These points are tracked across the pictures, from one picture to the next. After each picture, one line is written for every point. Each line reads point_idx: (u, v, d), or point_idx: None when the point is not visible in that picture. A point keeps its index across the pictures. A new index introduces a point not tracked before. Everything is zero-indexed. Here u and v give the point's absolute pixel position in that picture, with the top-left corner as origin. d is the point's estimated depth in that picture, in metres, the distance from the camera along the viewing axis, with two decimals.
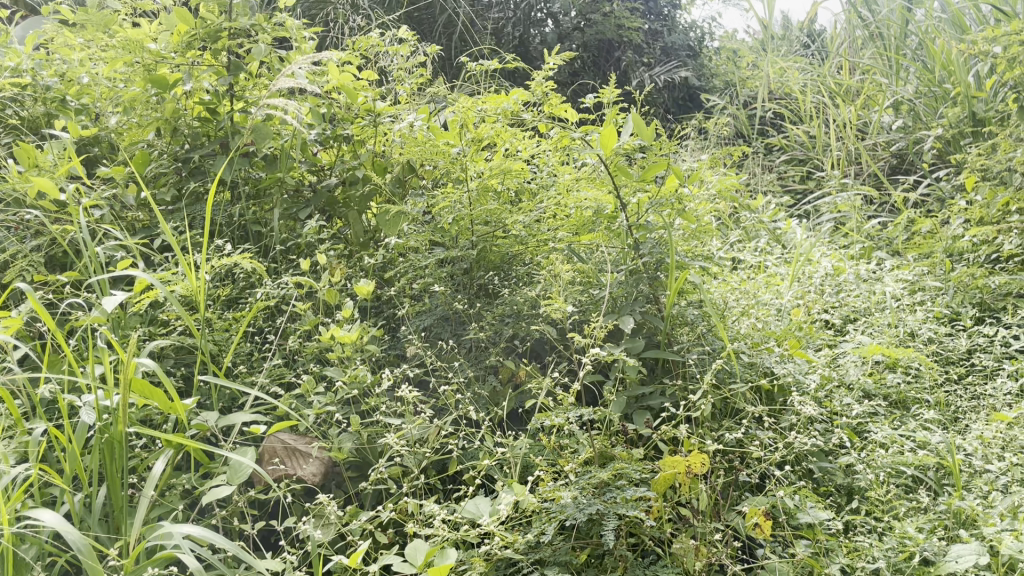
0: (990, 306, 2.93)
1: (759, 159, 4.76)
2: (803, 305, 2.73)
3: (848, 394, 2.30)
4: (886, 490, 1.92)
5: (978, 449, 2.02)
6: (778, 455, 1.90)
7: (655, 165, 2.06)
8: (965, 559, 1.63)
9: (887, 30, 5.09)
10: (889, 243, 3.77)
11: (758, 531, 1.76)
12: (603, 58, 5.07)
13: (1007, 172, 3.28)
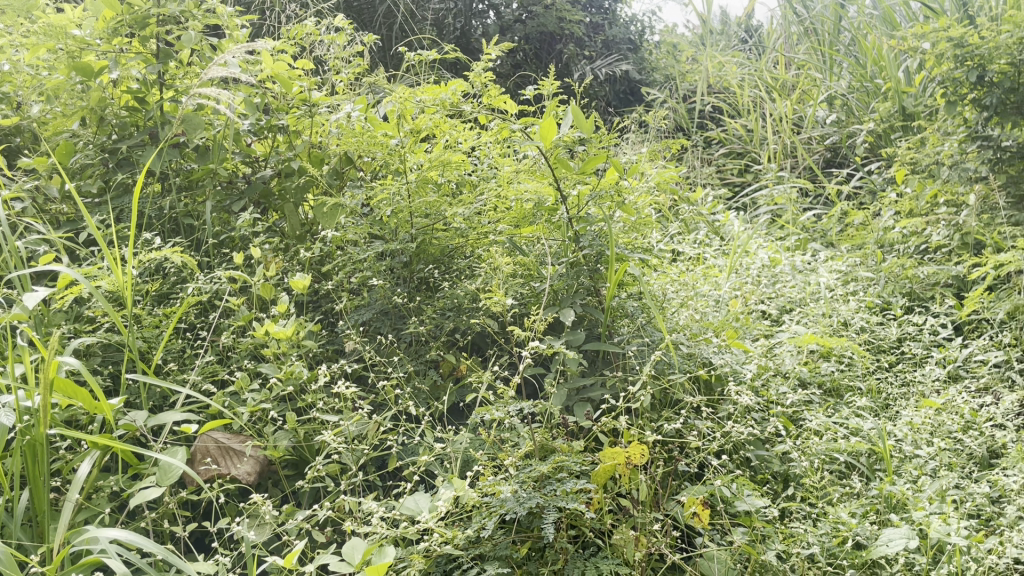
0: (919, 296, 3.01)
1: (698, 152, 4.81)
2: (740, 296, 2.76)
3: (783, 383, 2.34)
4: (821, 477, 1.96)
5: (908, 435, 2.07)
6: (717, 445, 1.92)
7: (595, 157, 2.03)
8: (895, 543, 1.66)
9: (821, 25, 5.19)
10: (824, 235, 3.85)
11: (697, 520, 1.77)
12: (546, 51, 5.07)
13: (935, 165, 3.31)
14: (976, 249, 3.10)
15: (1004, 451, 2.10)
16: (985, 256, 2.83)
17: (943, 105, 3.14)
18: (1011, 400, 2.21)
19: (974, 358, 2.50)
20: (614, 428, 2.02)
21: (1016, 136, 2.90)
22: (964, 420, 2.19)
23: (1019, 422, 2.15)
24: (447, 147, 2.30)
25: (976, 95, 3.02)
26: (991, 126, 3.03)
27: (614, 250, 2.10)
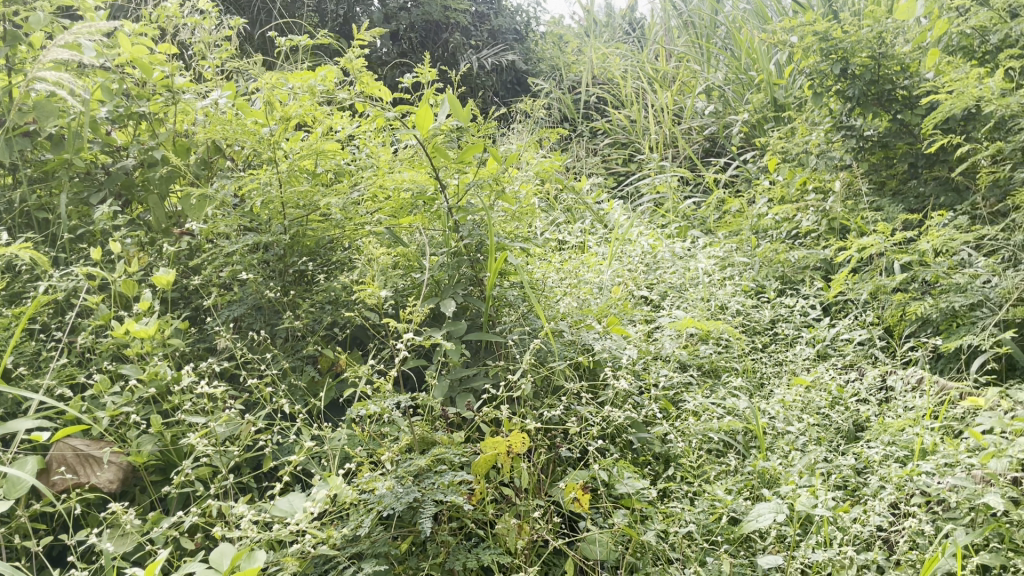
0: (790, 279, 3.12)
1: (583, 142, 4.86)
2: (622, 284, 2.80)
3: (663, 366, 2.39)
4: (697, 455, 2.00)
5: (780, 412, 2.14)
6: (597, 430, 1.93)
7: (473, 146, 1.99)
8: (764, 518, 1.69)
9: (697, 18, 5.34)
10: (703, 223, 3.95)
11: (577, 505, 1.80)
12: (431, 39, 5.03)
13: (803, 154, 3.52)
14: (842, 233, 3.24)
15: (867, 424, 2.20)
16: (849, 239, 2.96)
17: (810, 96, 3.25)
18: (872, 376, 2.32)
19: (841, 337, 2.60)
20: (497, 418, 2.00)
21: (877, 126, 3.08)
22: (832, 396, 2.29)
23: (881, 396, 2.26)
24: (321, 135, 2.21)
25: (840, 88, 3.14)
26: (854, 116, 3.18)
27: (494, 240, 2.07)
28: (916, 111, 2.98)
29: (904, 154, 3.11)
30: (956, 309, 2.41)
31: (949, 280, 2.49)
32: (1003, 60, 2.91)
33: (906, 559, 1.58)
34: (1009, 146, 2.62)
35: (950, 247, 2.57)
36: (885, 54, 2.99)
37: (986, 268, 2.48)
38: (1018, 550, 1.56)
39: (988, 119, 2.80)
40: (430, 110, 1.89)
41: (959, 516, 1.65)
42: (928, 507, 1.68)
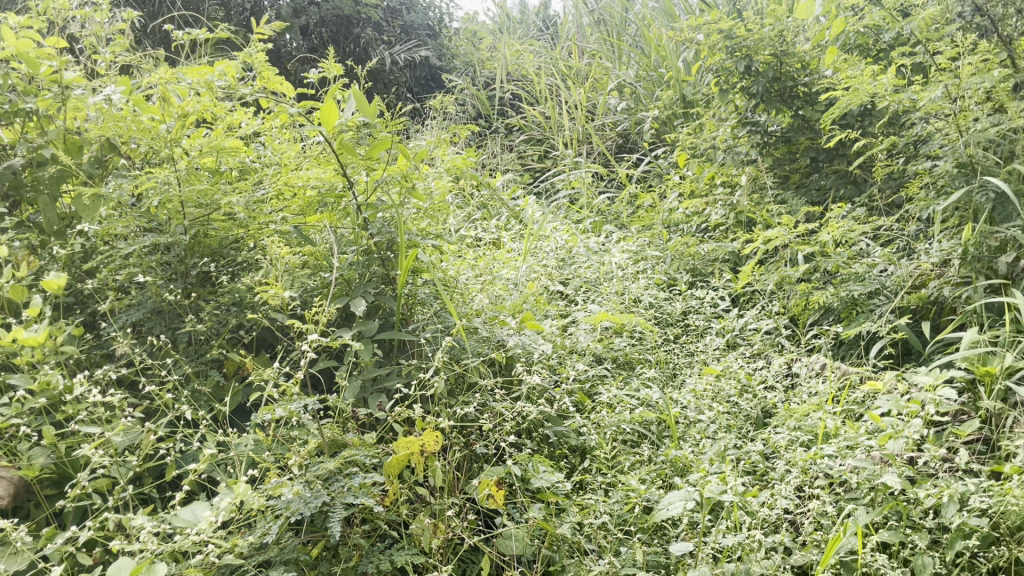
0: (701, 272, 3.19)
1: (498, 138, 4.87)
2: (536, 279, 2.81)
3: (578, 360, 2.41)
4: (610, 446, 2.02)
5: (691, 402, 2.18)
6: (511, 424, 1.93)
7: (381, 142, 1.93)
8: (674, 505, 1.69)
9: (608, 16, 5.32)
10: (617, 218, 4.00)
11: (492, 500, 1.79)
12: (342, 35, 4.99)
13: (711, 149, 3.61)
14: (749, 226, 3.33)
15: (773, 410, 2.25)
16: (756, 232, 3.04)
17: (717, 92, 3.34)
18: (779, 363, 2.38)
19: (748, 327, 2.66)
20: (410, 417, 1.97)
21: (780, 122, 3.15)
22: (741, 383, 2.34)
23: (787, 383, 2.32)
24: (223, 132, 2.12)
25: (745, 85, 3.22)
26: (758, 112, 3.26)
27: (405, 238, 2.03)
28: (816, 107, 3.08)
29: (806, 148, 3.19)
30: (855, 297, 2.50)
31: (848, 270, 2.58)
32: (896, 57, 3.04)
33: (812, 540, 1.63)
34: (903, 140, 2.73)
35: (849, 238, 2.66)
36: (786, 52, 3.09)
37: (883, 257, 2.58)
38: (915, 526, 1.62)
39: (882, 114, 2.92)
40: (335, 106, 1.83)
41: (860, 496, 1.71)
42: (831, 488, 1.74)
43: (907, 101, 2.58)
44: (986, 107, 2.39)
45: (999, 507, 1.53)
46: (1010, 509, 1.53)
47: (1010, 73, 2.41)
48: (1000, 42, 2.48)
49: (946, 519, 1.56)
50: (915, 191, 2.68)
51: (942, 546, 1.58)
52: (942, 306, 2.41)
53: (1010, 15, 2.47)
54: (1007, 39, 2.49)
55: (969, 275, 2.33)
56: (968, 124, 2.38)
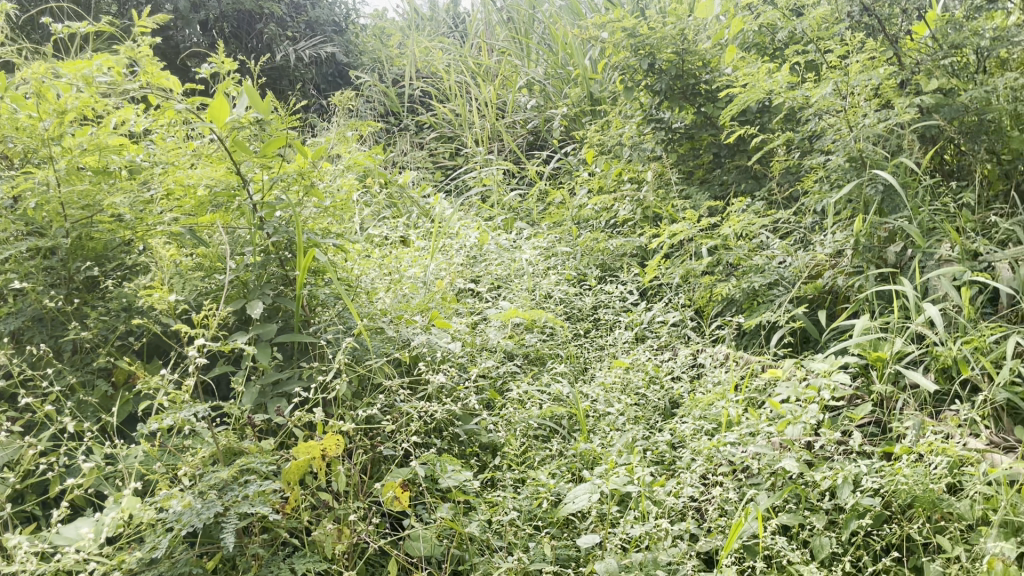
0: (610, 267, 3.22)
1: (408, 136, 4.81)
2: (445, 277, 2.76)
3: (489, 357, 2.39)
4: (518, 443, 2.00)
5: (601, 395, 2.19)
6: (416, 424, 1.89)
7: (275, 140, 1.84)
8: (580, 499, 1.70)
9: (516, 13, 5.31)
10: (529, 215, 4.00)
11: (398, 502, 1.76)
12: (245, 31, 4.91)
13: (618, 146, 3.64)
14: (655, 221, 3.38)
15: (680, 401, 2.28)
16: (662, 227, 3.08)
17: (622, 90, 3.38)
18: (685, 355, 2.41)
19: (655, 319, 2.67)
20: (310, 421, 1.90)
21: (683, 119, 3.25)
22: (648, 375, 2.35)
23: (693, 373, 2.35)
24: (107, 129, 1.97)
25: (649, 82, 3.27)
26: (662, 109, 3.31)
27: (304, 237, 1.96)
28: (717, 105, 3.15)
29: (708, 144, 3.28)
30: (756, 287, 2.55)
31: (749, 261, 2.64)
32: (790, 56, 3.10)
33: (716, 526, 1.64)
34: (798, 136, 2.80)
35: (749, 231, 2.73)
36: (687, 50, 3.13)
37: (781, 249, 2.64)
38: (814, 508, 1.66)
39: (779, 111, 3.00)
40: (227, 103, 1.72)
41: (762, 481, 1.73)
42: (734, 475, 1.76)
43: (802, 98, 2.65)
44: (874, 103, 2.48)
45: (890, 487, 1.59)
46: (899, 488, 1.59)
47: (895, 71, 2.51)
48: (885, 41, 2.57)
49: (842, 500, 1.60)
50: (811, 184, 2.76)
51: (839, 526, 1.62)
52: (837, 295, 2.49)
53: (895, 15, 2.61)
54: (891, 39, 2.58)
55: (860, 266, 2.44)
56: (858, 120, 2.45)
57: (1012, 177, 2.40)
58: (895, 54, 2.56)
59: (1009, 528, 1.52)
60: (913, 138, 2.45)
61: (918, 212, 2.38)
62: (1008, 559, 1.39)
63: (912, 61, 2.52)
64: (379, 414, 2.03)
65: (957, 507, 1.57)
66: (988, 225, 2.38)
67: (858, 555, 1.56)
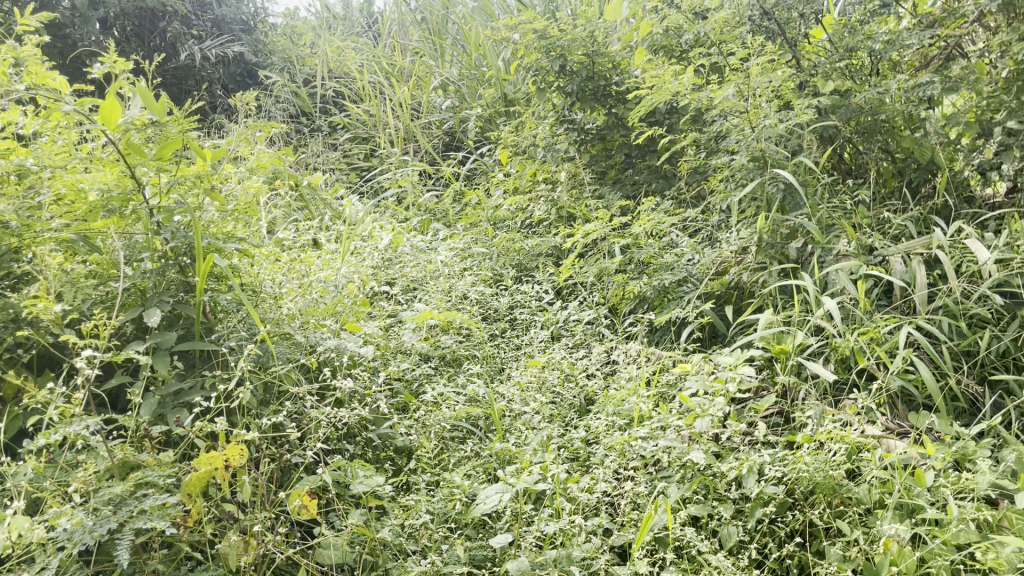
0: (526, 267, 3.23)
1: (321, 137, 4.72)
2: (358, 281, 2.71)
3: (403, 360, 2.36)
4: (431, 446, 1.98)
5: (516, 394, 2.18)
6: (324, 430, 1.84)
7: (172, 143, 1.77)
8: (491, 499, 1.68)
9: (429, 14, 5.27)
10: (445, 216, 3.97)
11: (306, 511, 1.70)
12: (147, 28, 4.72)
13: (532, 147, 3.65)
14: (569, 220, 3.40)
15: (595, 398, 2.29)
16: (575, 226, 3.10)
17: (534, 91, 3.40)
18: (599, 352, 2.44)
19: (570, 318, 2.68)
20: (214, 430, 1.84)
21: (596, 120, 3.28)
22: (564, 373, 2.35)
23: (606, 370, 2.36)
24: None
25: (562, 83, 3.29)
26: (575, 110, 3.34)
27: (203, 241, 1.89)
28: (627, 106, 3.20)
29: (620, 145, 3.34)
30: (667, 284, 2.59)
31: (660, 259, 2.68)
32: (695, 58, 3.15)
33: (628, 520, 1.66)
34: (704, 136, 2.86)
35: (659, 230, 2.77)
36: (597, 52, 3.18)
37: (689, 247, 2.70)
38: (721, 498, 1.69)
39: (686, 112, 3.06)
40: (120, 104, 1.64)
41: (672, 473, 1.76)
42: (644, 469, 1.78)
43: (706, 99, 2.71)
44: (774, 105, 2.55)
45: (793, 475, 1.63)
46: (801, 475, 1.64)
47: (793, 73, 2.59)
48: (784, 44, 2.65)
49: (747, 489, 1.63)
50: (717, 183, 2.82)
51: (746, 515, 1.65)
52: (743, 290, 2.55)
53: (794, 18, 2.69)
54: (790, 42, 2.66)
55: (764, 262, 2.51)
56: (759, 120, 2.52)
57: (904, 174, 2.51)
58: (794, 57, 2.65)
59: (902, 510, 1.62)
60: (812, 137, 2.53)
61: (817, 209, 2.46)
62: (903, 541, 1.49)
63: (809, 63, 2.61)
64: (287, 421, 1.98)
65: (855, 492, 1.64)
66: (882, 220, 2.48)
67: (764, 542, 1.59)
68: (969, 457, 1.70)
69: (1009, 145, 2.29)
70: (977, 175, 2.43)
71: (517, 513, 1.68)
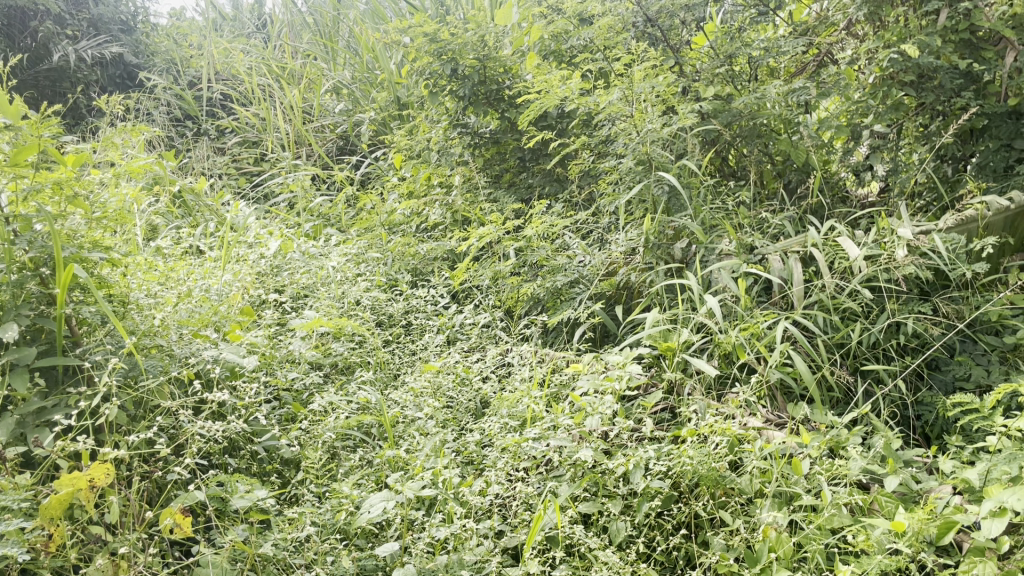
0: (421, 272, 3.19)
1: (207, 142, 4.55)
2: (245, 289, 2.60)
3: (291, 369, 2.28)
4: (318, 458, 1.89)
5: (409, 400, 2.13)
6: (200, 444, 1.74)
7: (28, 147, 1.66)
8: (375, 508, 1.61)
9: (320, 16, 5.11)
10: (339, 221, 3.88)
11: (180, 530, 1.58)
12: (16, 28, 4.45)
13: (426, 150, 3.60)
14: (465, 224, 3.37)
15: (490, 401, 2.21)
16: (470, 230, 3.07)
17: (427, 94, 3.35)
18: (493, 354, 2.38)
19: (466, 321, 2.65)
20: (79, 450, 1.72)
21: (489, 124, 3.25)
22: (460, 377, 2.28)
23: (501, 372, 2.34)
24: None
25: (453, 88, 3.24)
26: (468, 113, 3.32)
27: (64, 251, 1.76)
28: (519, 110, 3.19)
29: (513, 149, 3.32)
30: (559, 286, 2.60)
31: (552, 261, 2.68)
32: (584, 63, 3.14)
33: (519, 520, 1.64)
34: (593, 140, 2.89)
35: (551, 232, 2.77)
36: (488, 57, 3.15)
37: (580, 248, 2.71)
38: (610, 494, 1.70)
39: (577, 116, 3.07)
40: None
41: (563, 472, 1.74)
42: (535, 469, 1.77)
43: (593, 104, 2.73)
44: (659, 109, 2.60)
45: (677, 469, 1.67)
46: (686, 468, 1.67)
47: (676, 79, 2.64)
48: (667, 51, 2.72)
49: (634, 484, 1.65)
50: (606, 186, 2.85)
51: (633, 510, 1.66)
52: (632, 289, 2.59)
53: (677, 26, 2.73)
54: (673, 49, 2.73)
55: (651, 261, 2.55)
56: (644, 125, 2.55)
57: (784, 176, 2.62)
58: (677, 63, 2.74)
59: (781, 498, 1.66)
60: (695, 141, 2.59)
61: (700, 210, 2.51)
62: (781, 528, 1.53)
63: (692, 68, 2.74)
64: (160, 437, 1.87)
65: (738, 483, 1.67)
66: (762, 220, 2.55)
67: (651, 536, 1.62)
68: (842, 444, 1.77)
69: (878, 147, 2.44)
70: (852, 176, 2.61)
71: (406, 520, 1.62)
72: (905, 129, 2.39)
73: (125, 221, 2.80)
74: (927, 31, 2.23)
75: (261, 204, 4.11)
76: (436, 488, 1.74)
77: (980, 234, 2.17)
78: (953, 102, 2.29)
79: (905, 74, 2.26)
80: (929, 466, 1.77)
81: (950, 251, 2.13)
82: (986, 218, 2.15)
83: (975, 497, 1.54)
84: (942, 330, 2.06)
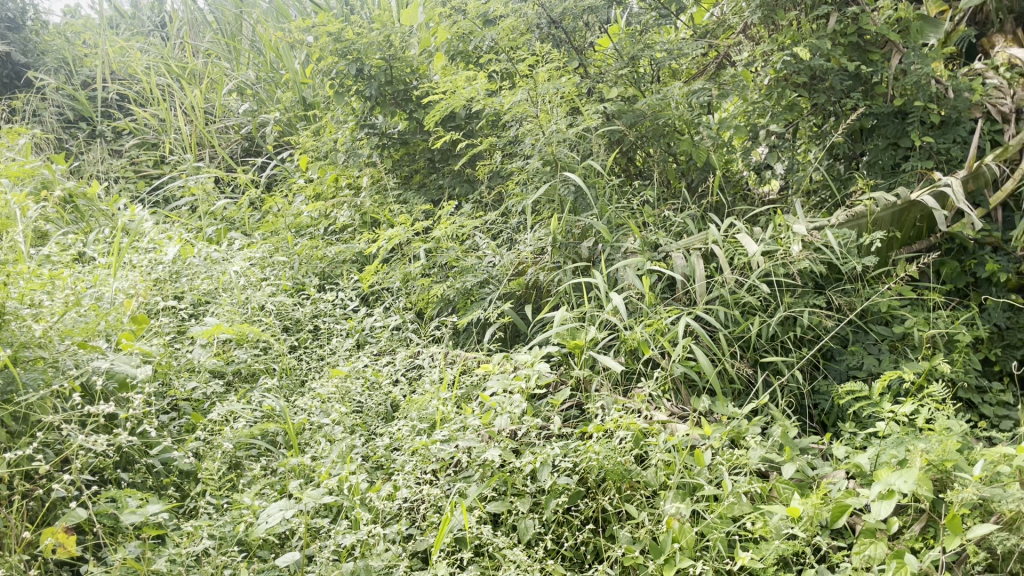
0: (329, 275, 3.11)
1: (102, 143, 4.34)
2: (140, 296, 2.47)
3: (189, 379, 2.19)
4: (215, 469, 1.80)
5: (315, 407, 2.07)
6: (85, 459, 1.63)
7: None
8: (272, 518, 1.56)
9: (222, 14, 4.96)
10: (244, 223, 3.77)
11: (63, 551, 1.49)
12: None
13: (332, 151, 3.52)
14: (374, 225, 3.31)
15: (399, 405, 2.17)
16: (378, 231, 3.01)
17: (332, 95, 3.28)
18: (402, 357, 2.34)
19: (376, 324, 2.59)
20: None
21: (396, 124, 3.21)
22: (369, 381, 2.23)
23: (411, 375, 2.30)
24: None
25: (359, 88, 3.19)
26: (375, 114, 3.27)
27: None
28: (426, 110, 3.15)
29: (422, 149, 3.28)
30: (468, 286, 2.57)
31: (462, 262, 2.66)
32: (488, 63, 3.05)
33: (427, 522, 1.61)
34: (500, 141, 2.88)
35: (460, 233, 2.75)
36: (394, 57, 3.10)
37: (489, 248, 2.69)
38: (518, 493, 1.68)
39: (485, 115, 3.05)
40: None
41: (470, 473, 1.72)
42: (443, 472, 1.74)
43: (499, 103, 2.72)
44: (564, 109, 2.61)
45: (584, 465, 1.67)
46: (592, 464, 1.67)
47: (581, 80, 2.67)
48: (570, 52, 2.79)
49: (541, 482, 1.64)
50: (515, 186, 2.83)
51: (541, 507, 1.65)
52: (541, 289, 2.58)
53: (581, 27, 2.79)
54: (577, 50, 2.81)
55: (559, 261, 2.55)
56: (548, 125, 2.55)
57: (687, 174, 2.66)
58: (582, 64, 2.81)
59: (684, 489, 1.69)
60: (599, 141, 2.61)
61: (606, 209, 2.53)
62: (684, 518, 1.54)
63: (597, 70, 2.80)
64: (43, 453, 1.76)
65: (643, 476, 1.68)
66: (666, 218, 2.59)
67: (559, 532, 1.61)
68: (743, 434, 1.80)
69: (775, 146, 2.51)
70: (753, 174, 2.67)
71: (308, 527, 1.58)
72: (800, 129, 2.46)
73: (7, 227, 2.63)
74: (819, 35, 2.31)
75: (160, 207, 3.95)
76: (341, 494, 1.70)
77: (869, 229, 2.23)
78: (844, 103, 2.38)
79: (798, 76, 2.33)
80: (825, 453, 1.82)
81: (842, 246, 2.19)
82: (875, 214, 2.21)
83: (866, 481, 1.60)
84: (835, 322, 2.11)
